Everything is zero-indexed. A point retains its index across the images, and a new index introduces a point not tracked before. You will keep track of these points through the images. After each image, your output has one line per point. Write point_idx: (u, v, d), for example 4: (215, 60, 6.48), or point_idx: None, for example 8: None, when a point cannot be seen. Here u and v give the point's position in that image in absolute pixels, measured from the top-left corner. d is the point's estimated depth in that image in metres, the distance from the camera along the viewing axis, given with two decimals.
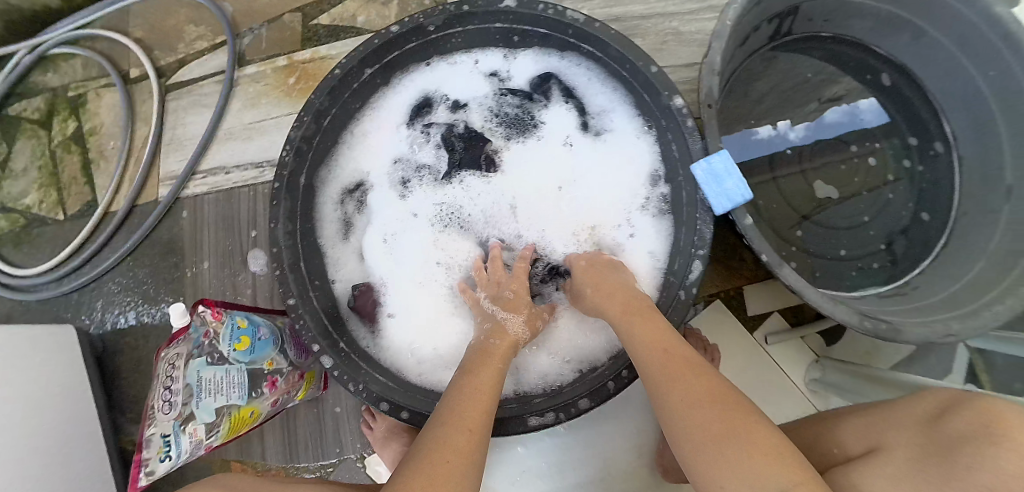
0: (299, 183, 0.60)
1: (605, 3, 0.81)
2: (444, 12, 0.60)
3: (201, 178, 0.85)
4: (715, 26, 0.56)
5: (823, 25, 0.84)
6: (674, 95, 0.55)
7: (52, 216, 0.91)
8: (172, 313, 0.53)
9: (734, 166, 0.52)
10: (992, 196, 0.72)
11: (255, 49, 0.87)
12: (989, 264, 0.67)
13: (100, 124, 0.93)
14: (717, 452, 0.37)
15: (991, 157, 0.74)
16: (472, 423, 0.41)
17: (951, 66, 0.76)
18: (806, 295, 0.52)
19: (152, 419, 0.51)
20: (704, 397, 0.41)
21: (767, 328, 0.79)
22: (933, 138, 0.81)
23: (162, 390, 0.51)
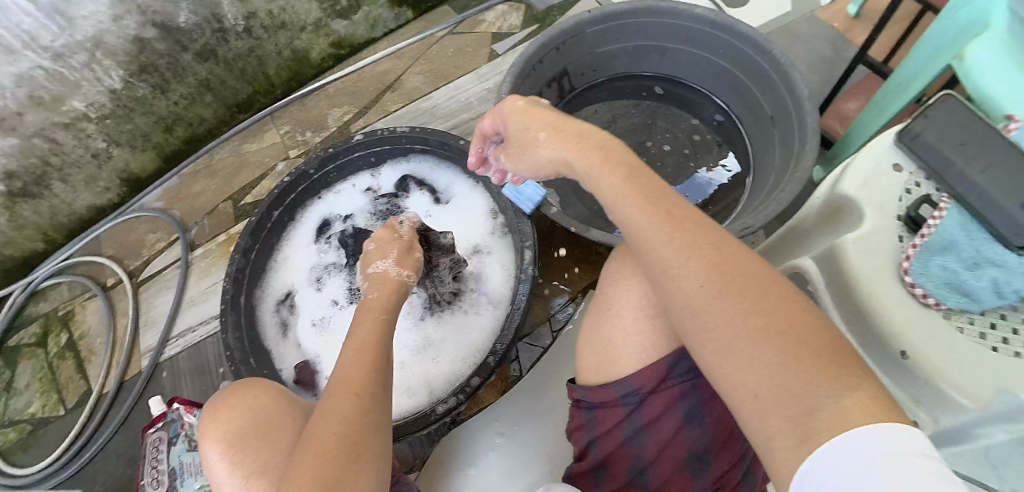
0: (240, 303, 0.83)
1: (444, 120, 1.13)
2: (316, 158, 0.89)
3: (173, 340, 1.04)
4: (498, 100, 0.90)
5: (596, 73, 1.11)
6: None
7: (54, 413, 1.07)
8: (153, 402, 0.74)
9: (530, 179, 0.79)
10: (765, 127, 0.99)
11: (201, 235, 1.13)
12: (778, 173, 0.89)
13: (87, 328, 1.13)
14: (754, 357, 0.38)
15: (755, 108, 1.01)
16: (355, 386, 0.49)
17: (695, 62, 1.06)
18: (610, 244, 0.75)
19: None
20: (740, 304, 0.40)
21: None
22: (714, 112, 1.12)
23: (151, 470, 0.71)
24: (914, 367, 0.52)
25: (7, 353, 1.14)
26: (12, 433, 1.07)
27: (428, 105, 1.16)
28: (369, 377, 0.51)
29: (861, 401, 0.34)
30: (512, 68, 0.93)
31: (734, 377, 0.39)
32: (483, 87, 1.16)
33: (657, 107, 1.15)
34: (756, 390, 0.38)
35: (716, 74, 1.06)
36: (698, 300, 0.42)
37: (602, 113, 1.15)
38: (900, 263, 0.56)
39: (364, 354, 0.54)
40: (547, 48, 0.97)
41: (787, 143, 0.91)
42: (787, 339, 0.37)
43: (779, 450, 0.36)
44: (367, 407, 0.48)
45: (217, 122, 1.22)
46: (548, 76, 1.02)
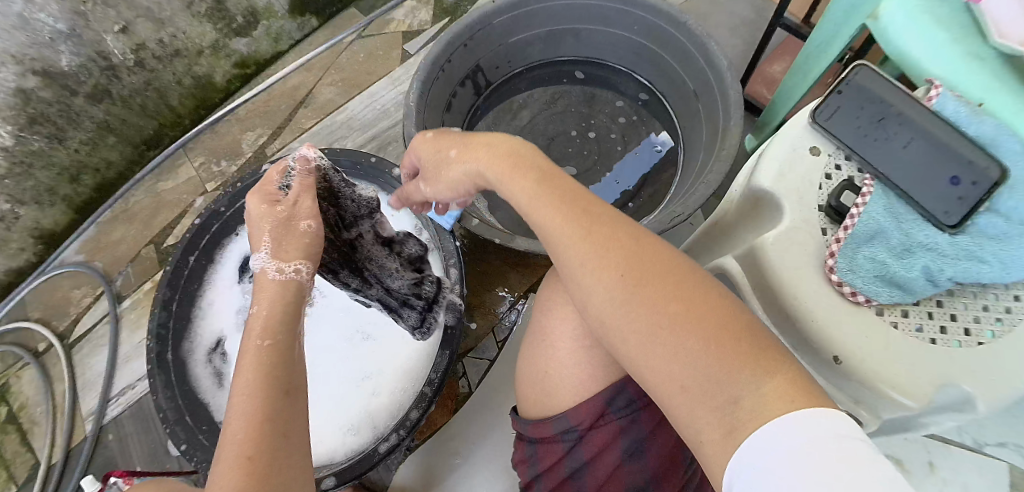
0: (168, 359, 0.81)
1: (362, 132, 1.09)
2: (224, 196, 0.86)
3: (116, 401, 1.01)
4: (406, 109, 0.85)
5: (511, 65, 1.06)
6: (393, 170, 0.84)
7: (5, 491, 1.03)
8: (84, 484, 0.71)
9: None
10: (689, 101, 0.97)
11: (128, 284, 1.08)
12: (706, 150, 0.88)
13: (25, 398, 1.09)
14: (681, 347, 0.38)
15: (677, 82, 0.99)
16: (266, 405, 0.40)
17: (612, 41, 1.03)
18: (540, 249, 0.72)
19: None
20: (658, 304, 0.40)
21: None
22: (638, 92, 1.09)
23: None
24: (848, 369, 0.50)
25: None
26: None
27: (344, 118, 1.11)
28: (277, 404, 0.40)
29: (780, 389, 0.35)
30: (417, 72, 0.87)
31: (661, 377, 0.39)
32: (398, 92, 1.12)
33: (580, 92, 1.11)
34: (685, 386, 0.38)
35: (635, 52, 1.03)
36: (614, 304, 0.42)
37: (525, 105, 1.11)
38: (826, 259, 0.53)
39: (274, 373, 0.43)
40: (454, 44, 0.91)
41: (711, 118, 0.90)
42: (701, 330, 0.38)
43: (708, 443, 0.37)
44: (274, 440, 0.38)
45: (128, 164, 1.16)
46: (459, 75, 0.98)
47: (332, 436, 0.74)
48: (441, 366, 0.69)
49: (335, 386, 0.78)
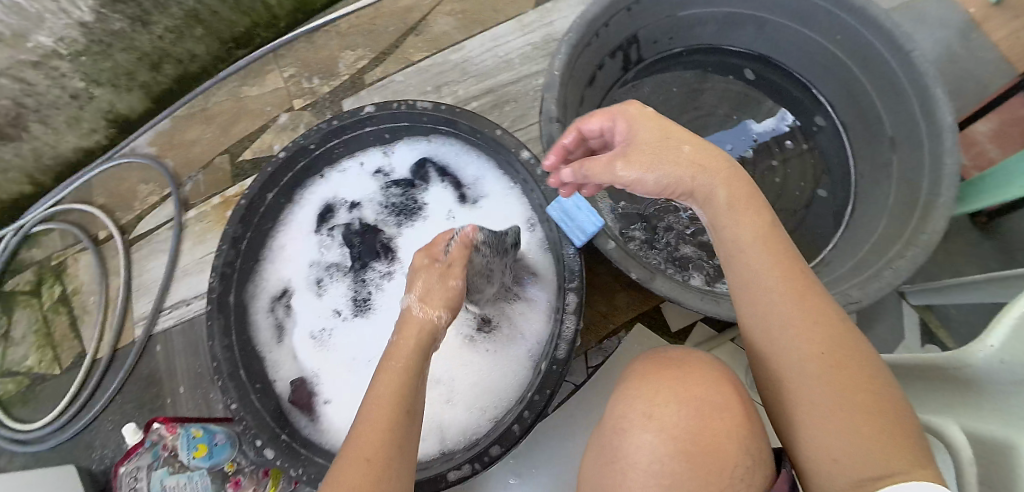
0: (228, 302, 0.71)
1: (478, 80, 0.93)
2: (319, 131, 0.73)
3: (168, 312, 0.95)
4: (547, 78, 0.70)
5: (670, 44, 0.90)
6: (521, 150, 0.68)
7: (51, 370, 1.05)
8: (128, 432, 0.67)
9: (584, 202, 0.65)
10: (880, 147, 0.79)
11: (196, 193, 0.99)
12: (891, 217, 0.72)
13: (80, 283, 1.07)
14: (833, 418, 0.37)
15: (870, 114, 0.81)
16: (380, 415, 0.42)
17: (802, 44, 0.85)
18: (686, 304, 0.58)
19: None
20: (820, 363, 0.39)
21: (694, 339, 0.78)
22: (813, 113, 0.90)
23: None
24: None
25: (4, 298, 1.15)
26: (10, 384, 1.09)
27: (459, 58, 0.95)
28: (398, 425, 0.41)
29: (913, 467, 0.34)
30: (570, 33, 0.71)
31: (810, 431, 0.38)
32: (527, 40, 0.94)
33: (744, 93, 0.93)
34: (858, 464, 0.35)
35: (825, 63, 0.84)
36: (790, 348, 0.40)
37: (674, 94, 0.93)
38: None
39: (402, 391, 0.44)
40: (617, 9, 0.76)
41: (909, 177, 0.72)
42: (856, 404, 0.37)
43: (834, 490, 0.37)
44: (389, 460, 0.40)
45: (214, 60, 1.06)
46: (613, 45, 0.81)
47: None
48: (541, 403, 0.59)
49: (408, 382, 0.70)
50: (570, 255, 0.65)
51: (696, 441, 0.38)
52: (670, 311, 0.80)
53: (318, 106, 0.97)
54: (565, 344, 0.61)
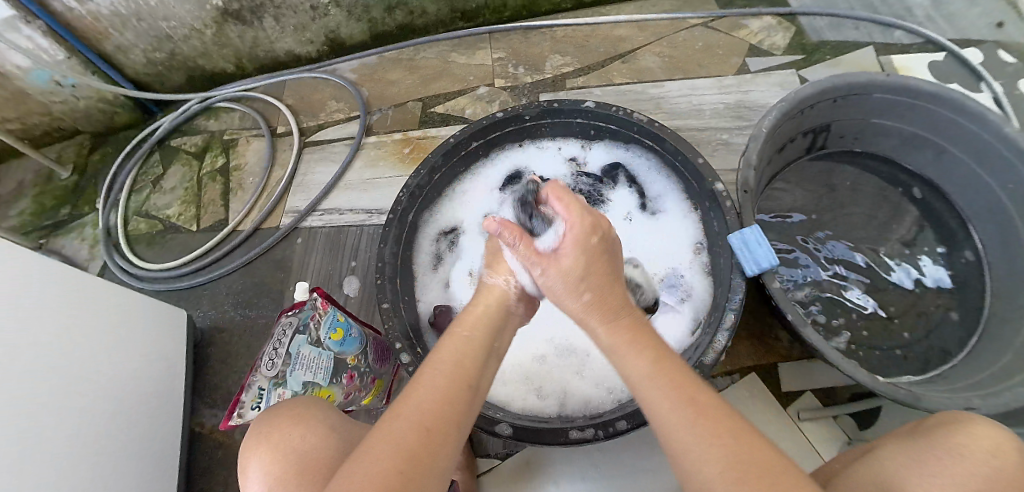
0: (407, 220, 0.75)
1: (666, 119, 1.01)
2: (539, 106, 0.77)
3: (318, 214, 1.03)
4: (754, 131, 0.74)
5: (853, 142, 0.92)
6: (716, 183, 0.68)
7: (188, 226, 1.15)
8: (297, 289, 0.68)
9: (764, 237, 0.62)
10: (1020, 292, 0.77)
11: (381, 123, 1.11)
12: (1016, 355, 0.70)
13: (244, 162, 1.18)
14: None
15: (1016, 255, 0.79)
16: (447, 381, 0.47)
17: (969, 179, 0.84)
18: (851, 373, 0.58)
19: (257, 374, 0.67)
20: None
21: (801, 404, 0.76)
22: (963, 246, 0.87)
23: (269, 350, 0.67)
24: None
25: (168, 151, 1.30)
26: (143, 225, 1.21)
27: (656, 93, 1.04)
28: (459, 395, 0.46)
29: None
30: (785, 100, 0.76)
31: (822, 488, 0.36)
32: (722, 98, 1.02)
33: (907, 211, 0.91)
34: None
35: (987, 208, 0.83)
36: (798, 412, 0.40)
37: (840, 191, 0.93)
38: None
39: (463, 365, 0.49)
40: (827, 95, 0.80)
41: None
42: None
43: None
44: (444, 428, 0.43)
45: (436, 21, 1.16)
46: (808, 125, 0.85)
47: (514, 387, 0.68)
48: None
49: (539, 342, 0.72)
50: (736, 281, 0.64)
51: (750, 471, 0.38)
52: (785, 372, 0.78)
53: (517, 90, 1.08)
54: (709, 354, 0.61)
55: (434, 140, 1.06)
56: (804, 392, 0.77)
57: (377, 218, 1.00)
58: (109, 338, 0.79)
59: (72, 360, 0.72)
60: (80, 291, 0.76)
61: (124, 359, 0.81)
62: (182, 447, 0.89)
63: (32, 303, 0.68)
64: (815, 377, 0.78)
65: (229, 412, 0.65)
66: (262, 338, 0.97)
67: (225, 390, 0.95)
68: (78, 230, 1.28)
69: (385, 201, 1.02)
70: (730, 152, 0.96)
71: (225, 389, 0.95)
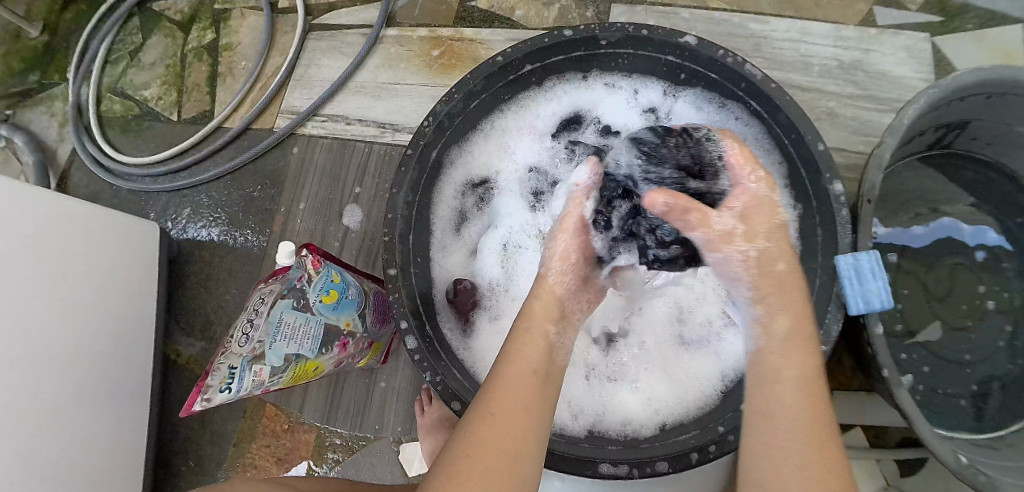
0: (431, 156, 0.60)
1: (768, 62, 0.80)
2: (621, 30, 0.59)
3: (319, 121, 0.84)
4: (892, 120, 0.53)
5: (982, 148, 0.70)
6: (835, 181, 0.52)
7: (168, 114, 0.98)
8: (281, 252, 0.54)
9: (883, 270, 0.49)
10: None
11: (407, 13, 0.88)
12: None
13: (236, 41, 0.98)
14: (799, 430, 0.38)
15: None
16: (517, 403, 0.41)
17: None
18: (936, 448, 0.46)
19: (225, 351, 0.52)
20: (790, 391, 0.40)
21: (847, 439, 0.64)
22: None
23: (244, 322, 0.53)
24: None
25: (148, 17, 1.09)
26: (118, 107, 1.05)
27: (757, 31, 0.81)
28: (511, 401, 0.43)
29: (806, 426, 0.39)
30: (936, 87, 0.54)
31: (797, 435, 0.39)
32: (835, 53, 0.79)
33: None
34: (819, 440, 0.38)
35: None
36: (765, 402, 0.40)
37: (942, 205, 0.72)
38: None
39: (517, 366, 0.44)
40: (983, 89, 0.58)
41: None
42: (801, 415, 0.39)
43: None
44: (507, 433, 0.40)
45: None
46: (947, 119, 0.63)
47: None
48: (735, 445, 0.48)
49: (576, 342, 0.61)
50: (833, 315, 0.49)
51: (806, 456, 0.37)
52: (838, 400, 0.65)
53: None
54: None
55: (469, 44, 0.84)
56: (853, 427, 0.64)
57: (390, 135, 0.81)
58: (72, 252, 0.69)
59: (34, 274, 0.63)
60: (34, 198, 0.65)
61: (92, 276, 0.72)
62: (154, 374, 0.83)
63: None
64: (873, 411, 0.65)
65: (190, 398, 0.52)
66: (244, 265, 0.85)
67: (203, 319, 0.86)
68: (48, 102, 1.12)
69: (403, 114, 0.82)
70: (836, 127, 0.76)
71: (204, 318, 0.86)
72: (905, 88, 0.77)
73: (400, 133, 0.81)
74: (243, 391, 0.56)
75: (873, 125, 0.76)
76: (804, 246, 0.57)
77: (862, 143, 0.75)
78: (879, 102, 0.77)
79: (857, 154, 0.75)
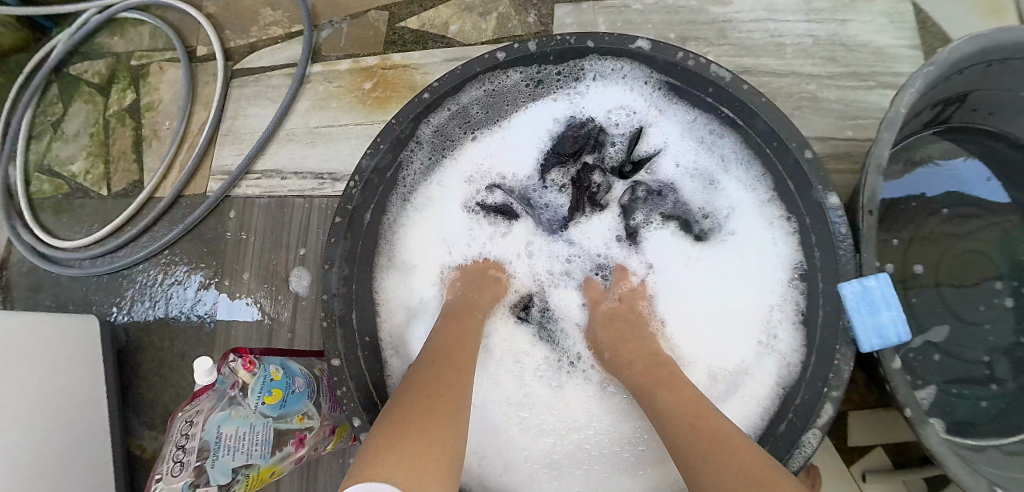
0: (362, 219, 0.54)
1: (736, 45, 0.71)
2: (561, 43, 0.53)
3: (253, 179, 0.77)
4: (888, 111, 0.44)
5: (985, 119, 0.63)
6: (831, 191, 0.45)
7: (97, 188, 0.91)
8: (197, 369, 0.48)
9: (896, 296, 0.42)
10: None
11: (332, 45, 0.80)
12: None
13: (158, 99, 0.90)
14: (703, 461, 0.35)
15: None
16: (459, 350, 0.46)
17: None
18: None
19: (160, 482, 0.47)
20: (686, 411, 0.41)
21: (869, 463, 0.58)
22: None
23: (175, 448, 0.48)
24: None
25: (67, 81, 1.01)
26: (47, 186, 0.97)
27: (720, 14, 0.73)
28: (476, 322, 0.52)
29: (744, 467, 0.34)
30: (934, 63, 0.46)
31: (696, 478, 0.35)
32: (809, 28, 0.71)
33: None
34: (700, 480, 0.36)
35: None
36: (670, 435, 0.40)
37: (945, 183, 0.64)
38: None
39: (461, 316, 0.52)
40: (983, 58, 0.50)
41: None
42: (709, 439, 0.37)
43: None
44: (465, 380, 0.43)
45: None
46: (942, 97, 0.56)
47: (526, 473, 0.55)
48: None
49: (556, 413, 0.57)
50: (843, 354, 0.43)
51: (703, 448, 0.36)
52: (854, 423, 0.59)
53: None
54: None
55: (402, 71, 0.76)
56: (874, 447, 0.58)
57: (330, 185, 0.73)
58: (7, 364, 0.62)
59: None
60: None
61: (31, 381, 0.65)
62: (118, 474, 0.76)
63: None
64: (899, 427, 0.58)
65: None
66: (196, 346, 0.78)
67: (162, 409, 0.79)
68: None
69: (341, 160, 0.74)
70: (822, 110, 0.68)
71: (163, 408, 0.79)
72: (899, 45, 0.69)
73: (340, 182, 0.73)
74: None
75: (864, 103, 0.68)
76: (810, 264, 0.51)
77: (856, 117, 0.67)
78: (870, 69, 0.69)
79: (850, 139, 0.66)
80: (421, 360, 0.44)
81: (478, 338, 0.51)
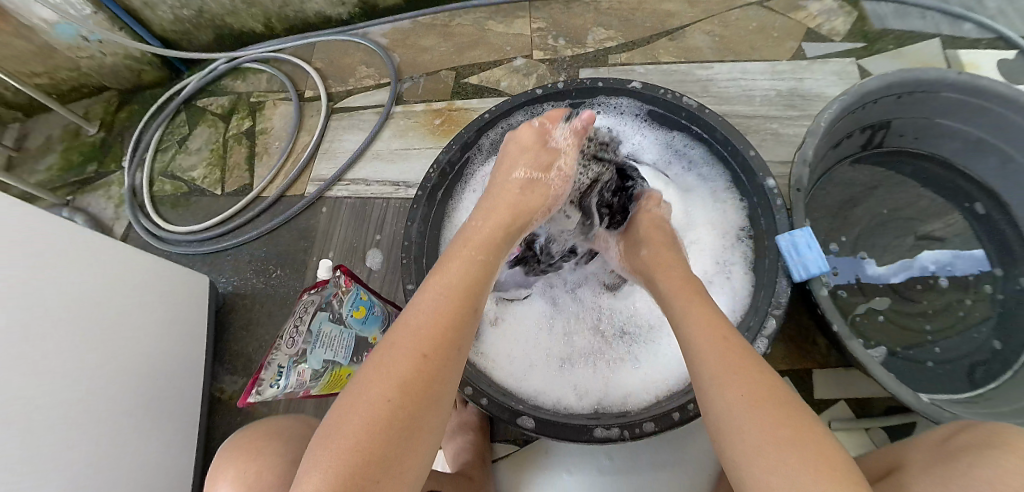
0: (438, 194, 0.76)
1: (714, 104, 0.96)
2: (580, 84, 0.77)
3: (343, 185, 1.01)
4: (811, 125, 0.66)
5: (911, 142, 0.84)
6: (768, 177, 0.68)
7: (212, 189, 1.16)
8: (320, 267, 0.68)
9: (815, 240, 0.61)
10: None
11: (412, 92, 1.07)
12: None
13: (270, 126, 1.17)
14: (766, 444, 0.38)
15: None
16: (443, 309, 0.47)
17: None
18: (891, 387, 0.55)
19: (276, 350, 0.64)
20: (751, 390, 0.42)
21: (832, 413, 0.73)
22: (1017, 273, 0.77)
23: (291, 327, 0.64)
24: None
25: (193, 111, 1.30)
26: (167, 187, 1.22)
27: (704, 75, 0.98)
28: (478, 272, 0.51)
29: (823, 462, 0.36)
30: (847, 93, 0.69)
31: (744, 453, 0.39)
32: (773, 83, 0.96)
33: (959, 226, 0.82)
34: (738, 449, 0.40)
35: None
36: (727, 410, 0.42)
37: (883, 190, 0.85)
38: None
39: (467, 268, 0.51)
40: (894, 89, 0.73)
41: None
42: (778, 418, 0.40)
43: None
44: (443, 348, 0.44)
45: None
46: (869, 120, 0.78)
47: (553, 383, 0.68)
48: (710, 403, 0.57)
49: (575, 344, 0.72)
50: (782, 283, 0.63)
51: (779, 430, 0.39)
52: (818, 379, 0.75)
53: (557, 63, 1.03)
54: None
55: (464, 112, 1.02)
56: (837, 400, 0.74)
57: (405, 189, 0.97)
58: (141, 297, 0.83)
59: (113, 313, 0.77)
60: (101, 250, 0.77)
61: (155, 313, 0.85)
62: (202, 410, 0.93)
63: (69, 254, 0.72)
64: (851, 385, 0.75)
65: (246, 390, 0.63)
66: (281, 308, 0.97)
67: (245, 359, 0.97)
68: (103, 188, 1.29)
69: (413, 172, 0.99)
70: (781, 143, 0.91)
71: (245, 358, 0.97)
72: None
73: (412, 188, 0.96)
74: (290, 388, 0.64)
75: None
76: (754, 230, 0.71)
77: None
78: None
79: None
80: (400, 328, 0.46)
81: (479, 278, 0.51)
